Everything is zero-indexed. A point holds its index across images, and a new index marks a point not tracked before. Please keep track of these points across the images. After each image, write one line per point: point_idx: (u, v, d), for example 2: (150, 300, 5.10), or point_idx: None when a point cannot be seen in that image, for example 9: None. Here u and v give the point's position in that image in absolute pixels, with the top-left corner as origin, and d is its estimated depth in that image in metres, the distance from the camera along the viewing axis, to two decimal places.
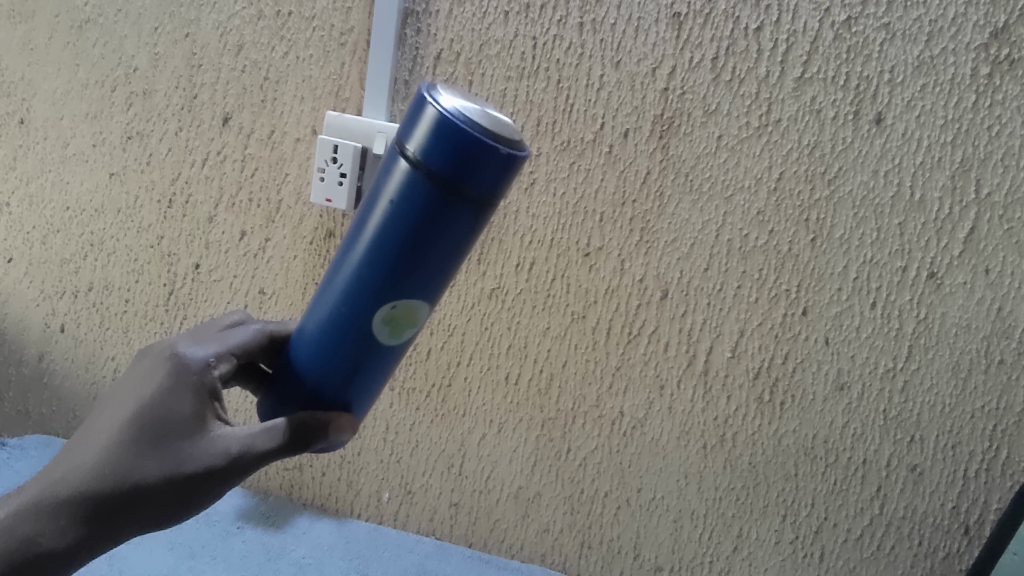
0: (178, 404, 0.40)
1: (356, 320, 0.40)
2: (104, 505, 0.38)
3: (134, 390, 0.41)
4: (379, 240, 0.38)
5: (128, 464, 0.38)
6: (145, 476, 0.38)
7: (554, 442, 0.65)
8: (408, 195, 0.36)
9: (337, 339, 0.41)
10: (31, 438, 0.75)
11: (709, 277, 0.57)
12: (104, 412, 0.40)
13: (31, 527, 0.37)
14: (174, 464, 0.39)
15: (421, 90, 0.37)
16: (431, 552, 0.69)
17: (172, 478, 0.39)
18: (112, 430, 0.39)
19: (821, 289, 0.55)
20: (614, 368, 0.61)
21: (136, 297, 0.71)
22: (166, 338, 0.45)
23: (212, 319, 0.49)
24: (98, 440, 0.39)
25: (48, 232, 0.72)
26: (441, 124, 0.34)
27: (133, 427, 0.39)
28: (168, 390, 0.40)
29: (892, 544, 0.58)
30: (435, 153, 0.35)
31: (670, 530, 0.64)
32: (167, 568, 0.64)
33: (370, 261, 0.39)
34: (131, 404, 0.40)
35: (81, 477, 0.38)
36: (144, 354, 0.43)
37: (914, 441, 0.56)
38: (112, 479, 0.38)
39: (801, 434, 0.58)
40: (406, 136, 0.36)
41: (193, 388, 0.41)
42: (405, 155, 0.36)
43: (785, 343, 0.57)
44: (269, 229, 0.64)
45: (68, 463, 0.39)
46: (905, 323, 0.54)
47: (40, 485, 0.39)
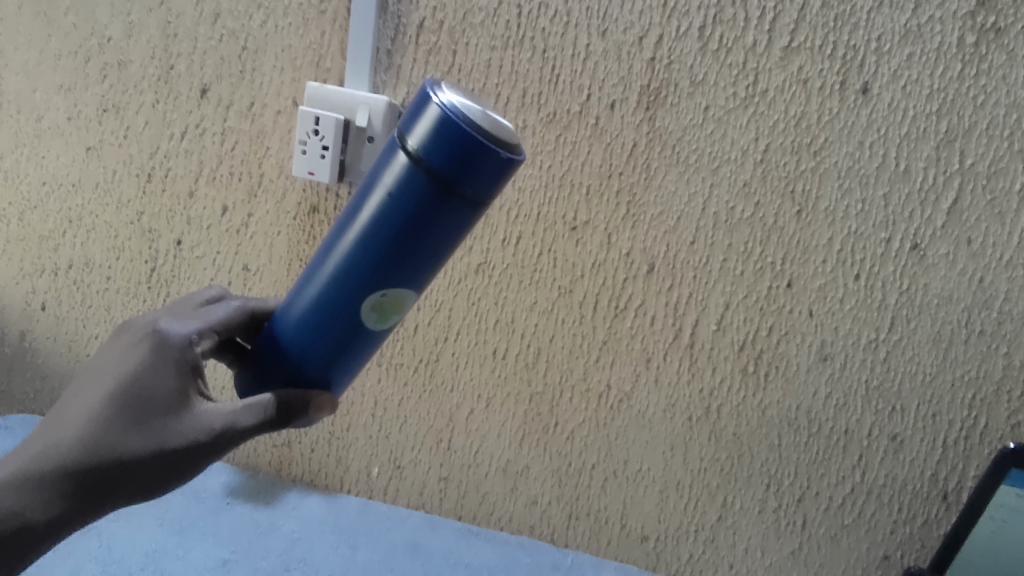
0: (160, 381, 0.40)
1: (342, 307, 0.40)
2: (87, 481, 0.38)
3: (115, 367, 0.40)
4: (372, 230, 0.38)
5: (112, 440, 0.38)
6: (129, 451, 0.38)
7: (542, 416, 0.65)
8: (402, 187, 0.36)
9: (324, 323, 0.41)
10: (15, 419, 0.74)
11: (695, 251, 0.57)
12: (84, 388, 0.40)
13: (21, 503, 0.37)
14: (158, 440, 0.39)
15: (425, 85, 0.36)
16: (420, 525, 0.70)
17: (156, 453, 0.39)
18: (93, 405, 0.39)
19: (806, 261, 0.55)
20: (601, 342, 0.62)
21: (118, 274, 0.70)
22: (146, 314, 0.44)
23: (189, 294, 0.48)
24: (79, 416, 0.39)
25: (24, 208, 0.71)
26: (445, 124, 0.34)
27: (115, 403, 0.39)
28: (150, 365, 0.40)
29: (872, 511, 0.60)
30: (438, 154, 0.34)
31: (656, 501, 0.65)
32: (156, 545, 0.64)
33: (364, 251, 0.38)
34: (113, 380, 0.39)
35: (65, 451, 0.38)
36: (122, 330, 0.43)
37: (895, 410, 0.57)
38: (96, 454, 0.38)
39: (784, 405, 0.59)
40: (408, 133, 0.36)
41: (175, 363, 0.41)
42: (405, 149, 0.36)
43: (770, 316, 0.57)
44: (251, 204, 0.64)
45: (50, 437, 0.38)
46: (888, 295, 0.54)
47: (20, 459, 0.38)
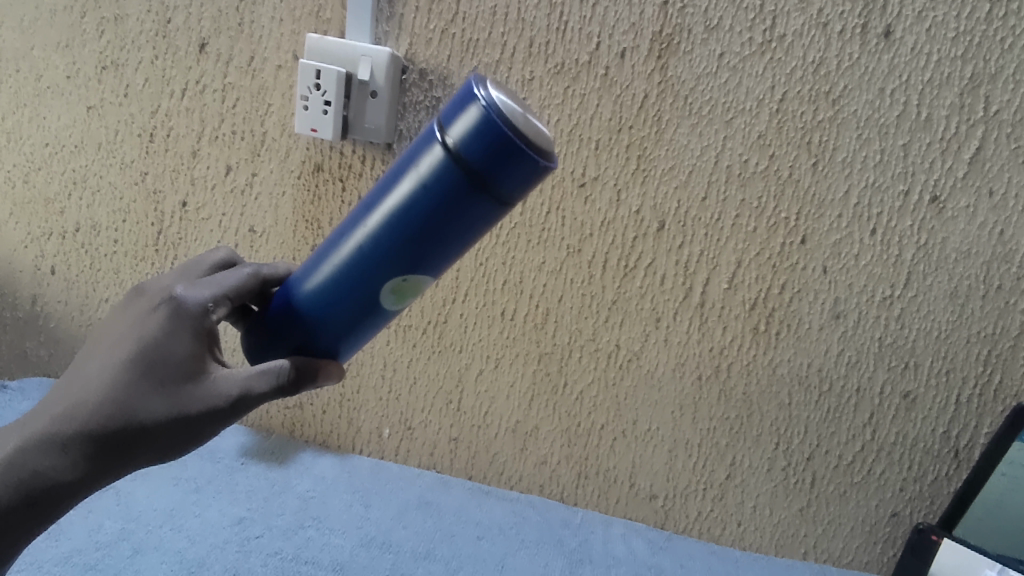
0: (176, 346, 0.40)
1: (359, 288, 0.40)
2: (106, 443, 0.38)
3: (131, 332, 0.40)
4: (395, 215, 0.37)
5: (130, 404, 0.38)
6: (149, 415, 0.38)
7: (551, 376, 0.65)
8: (432, 180, 0.35)
9: (343, 299, 0.41)
10: (32, 381, 0.75)
11: (707, 207, 0.56)
12: (101, 353, 0.40)
13: (41, 464, 0.37)
14: (177, 404, 0.39)
15: (471, 79, 0.34)
16: (431, 485, 0.71)
17: (175, 417, 0.39)
18: (112, 369, 0.39)
19: (821, 216, 0.54)
20: (610, 302, 0.61)
21: (125, 237, 0.69)
22: (158, 279, 0.44)
23: (199, 258, 0.48)
24: (97, 380, 0.39)
25: (29, 170, 0.70)
26: (486, 127, 0.33)
27: (133, 368, 0.39)
28: (166, 331, 0.40)
29: (883, 469, 0.60)
30: (478, 156, 0.33)
31: (664, 460, 0.65)
32: (173, 503, 0.65)
33: (390, 236, 0.38)
34: (129, 346, 0.40)
35: (85, 413, 0.38)
36: (135, 296, 0.43)
37: (908, 368, 0.56)
38: (116, 416, 0.38)
39: (796, 363, 0.59)
40: (447, 125, 0.34)
41: (191, 330, 0.41)
42: (441, 141, 0.35)
43: (783, 273, 0.56)
44: (255, 164, 0.63)
45: (71, 400, 0.39)
46: (905, 250, 0.53)
47: (40, 422, 0.38)
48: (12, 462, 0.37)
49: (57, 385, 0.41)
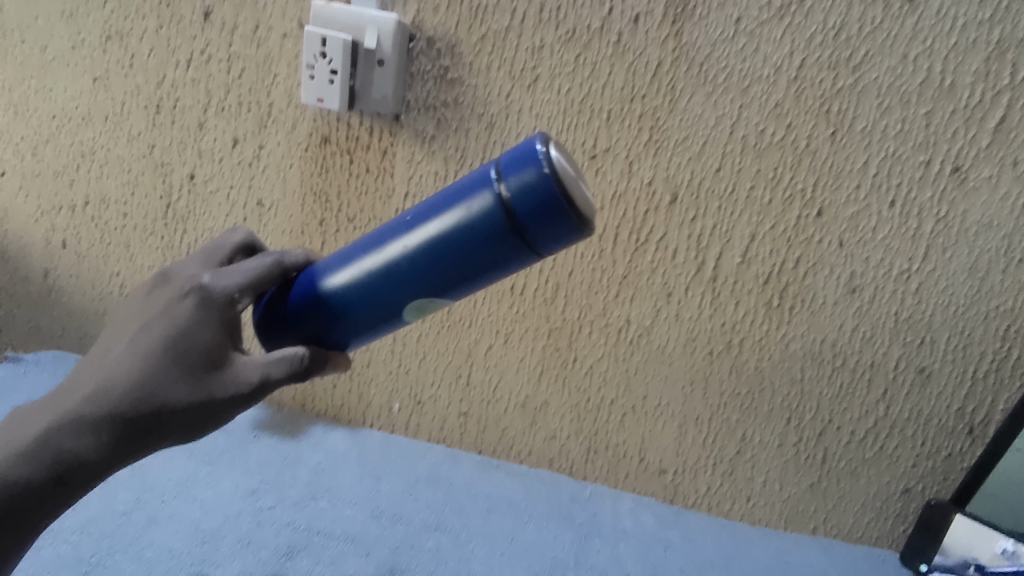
0: (201, 333, 0.40)
1: (383, 303, 0.41)
2: (132, 425, 0.39)
3: (157, 318, 0.41)
4: (431, 243, 0.38)
5: (157, 387, 0.39)
6: (176, 401, 0.39)
7: (560, 351, 0.65)
8: (477, 222, 0.36)
9: (366, 307, 0.41)
10: (48, 354, 0.77)
11: (720, 179, 0.54)
12: (128, 337, 0.41)
13: (67, 442, 0.38)
14: (203, 391, 0.40)
15: (539, 134, 0.34)
16: (442, 458, 0.72)
17: (202, 401, 0.40)
18: (141, 355, 0.40)
19: (838, 188, 0.52)
20: (620, 277, 0.60)
21: (134, 210, 0.69)
22: (184, 263, 0.44)
23: (221, 239, 0.48)
24: (124, 363, 0.40)
25: (37, 143, 0.70)
26: (542, 194, 0.33)
27: (160, 353, 0.40)
28: (191, 318, 0.41)
29: (895, 445, 0.59)
30: (530, 214, 0.34)
31: (674, 435, 0.65)
32: (187, 475, 0.66)
33: (425, 260, 0.38)
34: (156, 331, 0.40)
35: (115, 397, 0.39)
36: (162, 281, 0.43)
37: (924, 343, 0.55)
38: (144, 401, 0.39)
39: (808, 338, 0.58)
40: (506, 176, 0.34)
41: (217, 318, 0.41)
42: (495, 189, 0.35)
43: (797, 247, 0.55)
44: (262, 136, 0.62)
45: (100, 382, 0.39)
46: (924, 223, 0.52)
47: (71, 402, 0.39)
48: (40, 441, 0.38)
49: (84, 366, 0.41)
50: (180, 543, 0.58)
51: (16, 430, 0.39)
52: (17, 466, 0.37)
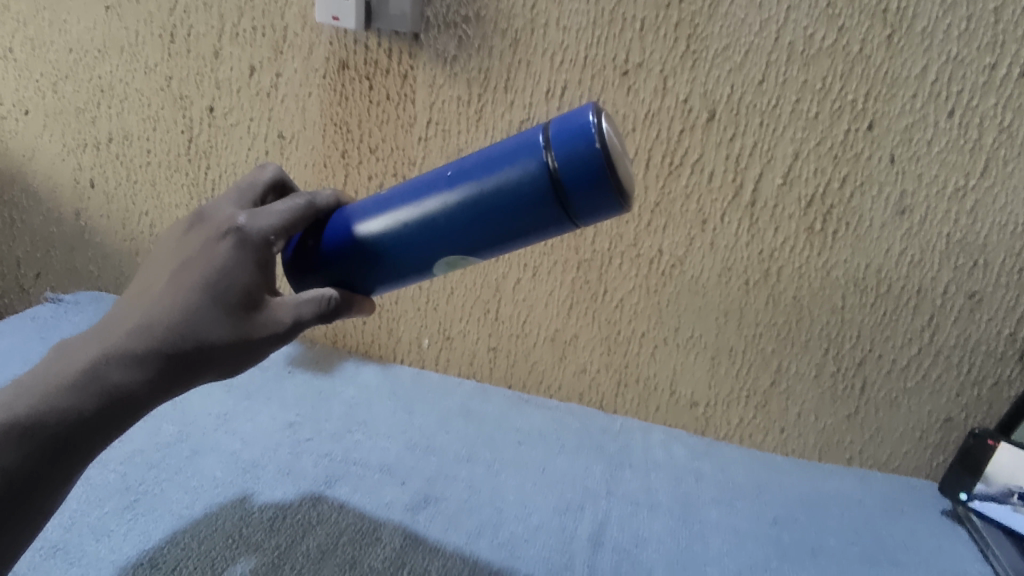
0: (242, 271, 0.42)
1: (417, 253, 0.43)
2: (179, 359, 0.39)
3: (198, 257, 0.42)
4: (471, 201, 0.40)
5: (203, 322, 0.40)
6: (218, 336, 0.40)
7: (590, 284, 0.64)
8: (523, 188, 0.38)
9: (401, 257, 0.43)
10: (85, 294, 0.78)
11: (763, 92, 0.51)
12: (169, 276, 0.42)
13: (115, 373, 0.38)
14: (243, 329, 0.41)
15: (590, 108, 0.37)
16: (472, 393, 0.72)
17: (242, 338, 0.41)
18: (183, 293, 0.40)
19: (892, 98, 0.49)
20: (653, 205, 0.58)
21: (157, 147, 0.69)
22: (218, 205, 0.45)
23: (250, 179, 0.48)
24: (166, 300, 0.40)
25: (55, 79, 0.70)
26: (590, 171, 0.36)
27: (203, 289, 0.40)
28: (232, 256, 0.42)
29: (939, 374, 0.57)
30: (574, 183, 0.36)
31: (706, 367, 0.63)
32: (224, 410, 0.66)
33: (465, 217, 0.40)
34: (197, 269, 0.41)
35: (158, 332, 0.39)
36: (198, 222, 0.44)
37: (977, 267, 0.53)
38: (187, 336, 0.39)
39: (852, 264, 0.55)
40: (556, 147, 0.36)
41: (254, 259, 0.42)
42: (543, 158, 0.37)
43: (845, 165, 0.52)
44: (278, 62, 0.61)
45: (142, 318, 0.40)
46: (985, 134, 0.49)
47: (113, 337, 0.39)
48: (88, 373, 0.38)
49: (123, 304, 0.41)
50: (223, 473, 0.57)
51: (59, 364, 0.38)
52: (65, 397, 0.37)
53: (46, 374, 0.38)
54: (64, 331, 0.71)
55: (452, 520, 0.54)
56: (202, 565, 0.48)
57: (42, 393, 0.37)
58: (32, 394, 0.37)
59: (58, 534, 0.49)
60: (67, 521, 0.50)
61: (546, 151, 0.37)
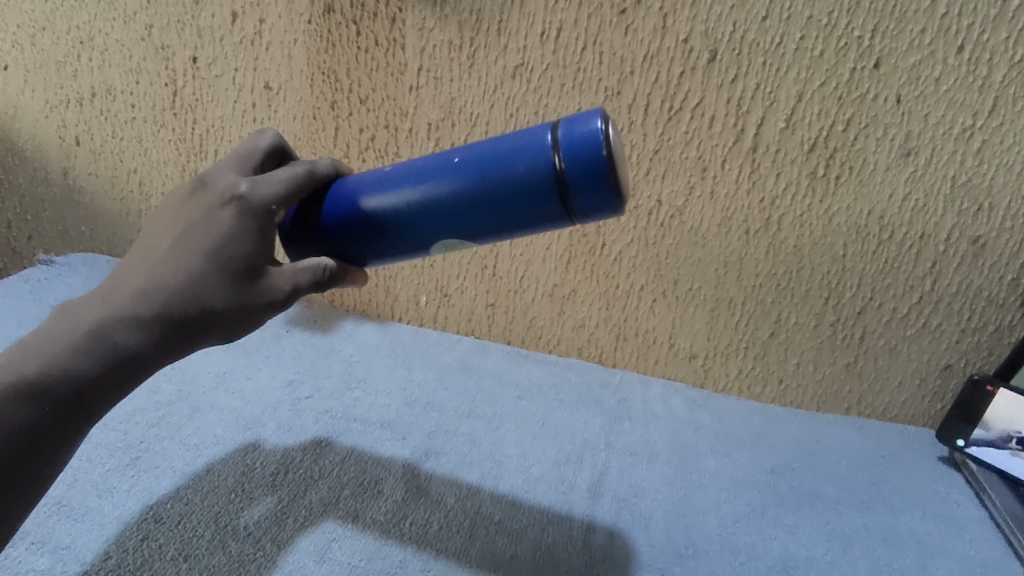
0: (243, 237, 0.40)
1: (413, 237, 0.42)
2: (182, 323, 0.38)
3: (200, 223, 0.40)
4: (474, 194, 0.39)
5: (205, 288, 0.39)
6: (218, 304, 0.39)
7: (588, 237, 0.63)
8: (528, 184, 0.37)
9: (395, 239, 0.43)
10: (77, 256, 0.77)
11: (767, 30, 0.50)
12: (170, 241, 0.40)
13: (120, 334, 0.37)
14: (243, 298, 0.39)
15: (599, 112, 0.36)
16: (471, 349, 0.71)
17: (242, 307, 0.39)
18: (185, 260, 0.39)
19: (900, 33, 0.48)
20: (651, 152, 0.57)
21: (140, 101, 0.69)
22: (220, 168, 0.43)
23: (252, 143, 0.46)
24: (168, 265, 0.39)
25: (34, 31, 0.70)
26: (597, 180, 0.36)
27: (204, 254, 0.39)
28: (233, 222, 0.40)
29: (939, 321, 0.57)
30: (579, 187, 0.36)
31: (705, 319, 0.63)
32: (224, 368, 0.65)
33: (466, 209, 0.40)
34: (199, 235, 0.40)
35: (160, 297, 0.38)
36: (200, 186, 0.42)
37: (982, 211, 0.52)
38: (188, 302, 0.38)
39: (854, 211, 0.54)
40: (566, 150, 0.36)
41: (256, 227, 0.41)
42: (552, 159, 0.36)
43: (850, 106, 0.51)
44: (261, 9, 0.61)
45: (145, 283, 0.39)
46: (995, 70, 0.47)
47: (115, 301, 0.38)
48: (93, 334, 0.37)
49: (125, 268, 0.40)
50: (224, 430, 0.56)
51: (64, 325, 0.38)
52: (72, 358, 0.36)
53: (51, 336, 0.37)
54: (57, 295, 0.70)
55: (452, 475, 0.53)
56: (206, 519, 0.47)
57: (49, 354, 0.36)
58: (38, 355, 0.36)
59: (61, 492, 0.48)
60: (69, 478, 0.49)
61: (556, 152, 0.37)
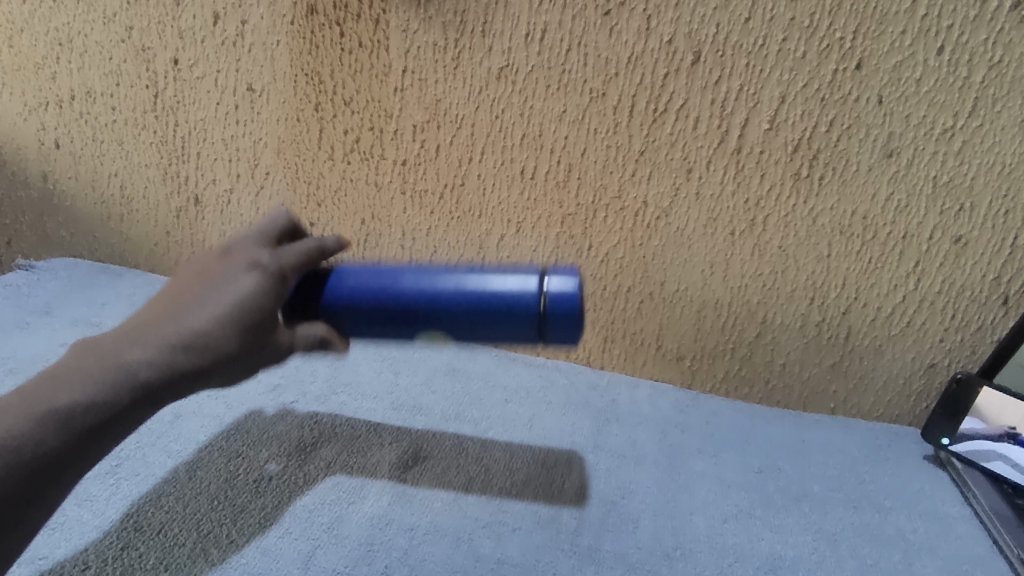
0: (263, 296, 0.42)
1: (399, 330, 0.46)
2: (201, 363, 0.39)
3: (228, 279, 0.42)
4: (468, 312, 0.44)
5: (227, 335, 0.40)
6: (232, 353, 0.40)
7: (574, 239, 0.62)
8: (521, 309, 0.43)
9: (383, 323, 0.45)
10: (57, 261, 0.76)
11: (750, 31, 0.51)
12: (196, 295, 0.42)
13: (144, 367, 0.38)
14: (254, 350, 0.41)
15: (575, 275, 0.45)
16: (457, 353, 0.71)
17: (250, 359, 0.41)
18: (209, 311, 0.40)
19: (881, 35, 0.49)
20: (637, 154, 0.57)
21: (122, 103, 0.68)
22: (247, 236, 0.46)
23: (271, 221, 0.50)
24: (193, 314, 0.40)
25: (12, 33, 0.69)
26: (569, 324, 0.43)
27: (230, 304, 0.41)
28: (256, 281, 0.42)
29: (923, 320, 0.57)
30: (556, 322, 0.43)
31: (692, 321, 0.63)
32: None
33: (461, 317, 0.44)
34: (223, 292, 0.41)
35: (184, 342, 0.39)
36: (229, 250, 0.45)
37: (963, 211, 0.52)
38: (208, 349, 0.39)
39: (838, 211, 0.54)
40: (551, 295, 0.43)
41: (274, 290, 0.43)
42: (538, 300, 0.43)
43: (832, 107, 0.51)
44: (244, 10, 0.61)
45: (170, 330, 0.39)
46: (974, 71, 0.48)
47: (141, 343, 0.39)
48: (117, 365, 0.37)
49: (149, 317, 0.41)
50: (207, 436, 0.55)
51: (86, 360, 0.38)
52: (95, 391, 0.36)
53: (74, 371, 0.37)
54: (37, 300, 0.69)
55: (439, 479, 0.53)
56: (188, 527, 0.46)
57: (75, 387, 0.36)
58: (62, 387, 0.36)
59: None
60: None
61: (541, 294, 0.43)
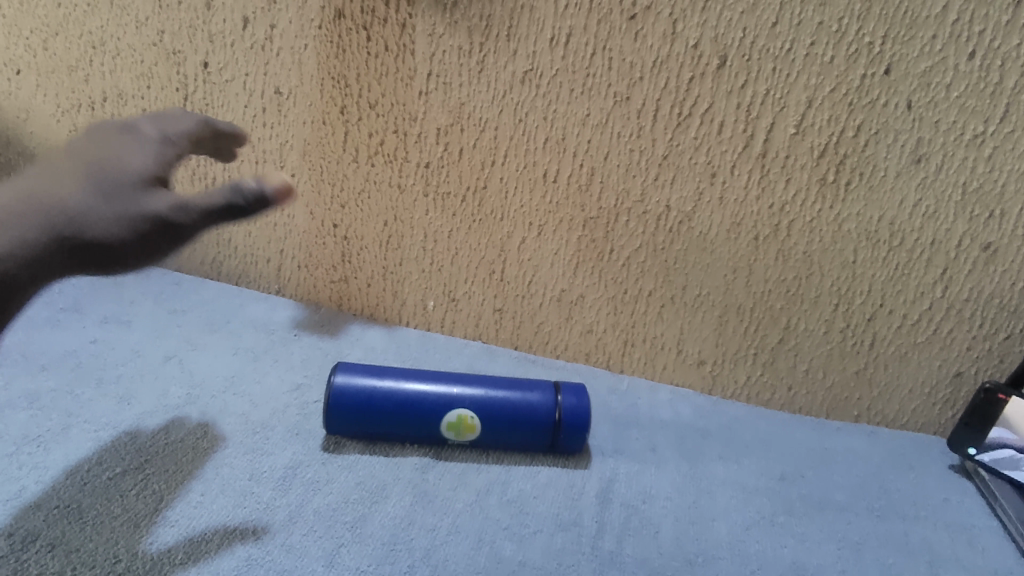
0: (136, 156, 0.40)
1: None
2: (72, 238, 0.37)
3: (100, 141, 0.41)
4: None
5: (85, 185, 0.38)
6: (91, 201, 0.37)
7: (596, 243, 0.62)
8: None
9: None
10: None
11: (777, 35, 0.50)
12: (66, 158, 0.40)
13: None
14: (117, 201, 0.38)
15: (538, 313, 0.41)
16: (478, 354, 0.69)
17: (113, 212, 0.37)
18: (75, 169, 0.39)
19: (911, 39, 0.48)
20: (661, 158, 0.57)
21: (152, 105, 0.70)
22: (150, 122, 0.44)
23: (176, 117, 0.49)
24: (58, 173, 0.39)
25: (46, 36, 0.70)
26: None
27: (91, 161, 0.39)
28: (128, 142, 0.41)
29: (950, 328, 0.56)
30: None
31: (714, 325, 0.62)
32: (232, 370, 0.64)
33: None
34: (91, 151, 0.40)
35: (47, 197, 0.38)
36: (124, 127, 0.42)
37: (993, 217, 0.52)
38: (66, 200, 0.37)
39: (865, 217, 0.54)
40: None
41: (150, 151, 0.41)
42: None
43: (860, 112, 0.51)
44: (272, 14, 0.61)
45: (34, 188, 0.38)
46: (1007, 77, 0.47)
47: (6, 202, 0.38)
48: None
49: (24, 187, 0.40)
50: (233, 434, 0.56)
51: None
52: None
53: None
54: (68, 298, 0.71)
55: (460, 480, 0.53)
56: (216, 523, 0.47)
57: None
58: None
59: (71, 496, 0.48)
60: (79, 484, 0.49)
61: None
